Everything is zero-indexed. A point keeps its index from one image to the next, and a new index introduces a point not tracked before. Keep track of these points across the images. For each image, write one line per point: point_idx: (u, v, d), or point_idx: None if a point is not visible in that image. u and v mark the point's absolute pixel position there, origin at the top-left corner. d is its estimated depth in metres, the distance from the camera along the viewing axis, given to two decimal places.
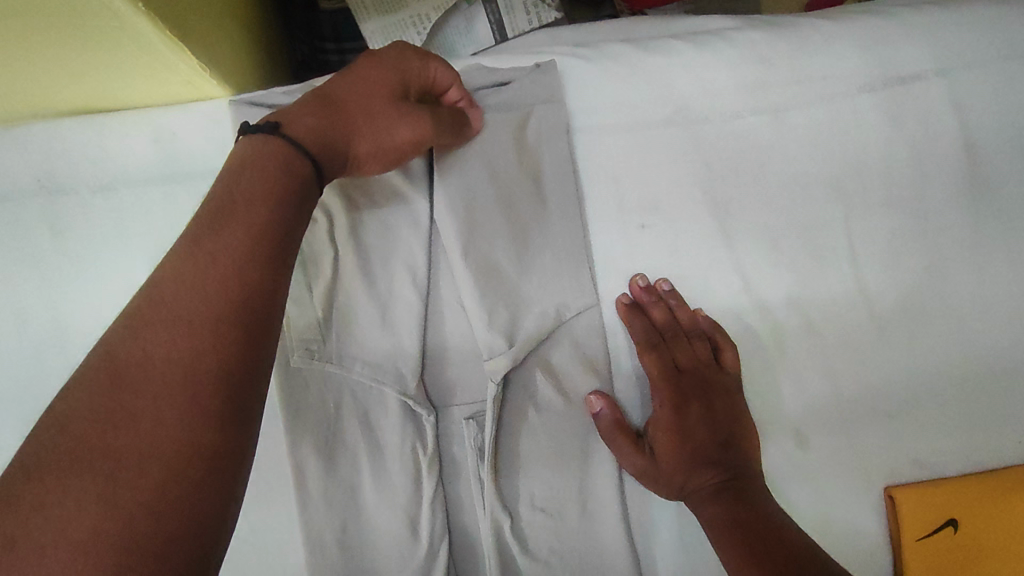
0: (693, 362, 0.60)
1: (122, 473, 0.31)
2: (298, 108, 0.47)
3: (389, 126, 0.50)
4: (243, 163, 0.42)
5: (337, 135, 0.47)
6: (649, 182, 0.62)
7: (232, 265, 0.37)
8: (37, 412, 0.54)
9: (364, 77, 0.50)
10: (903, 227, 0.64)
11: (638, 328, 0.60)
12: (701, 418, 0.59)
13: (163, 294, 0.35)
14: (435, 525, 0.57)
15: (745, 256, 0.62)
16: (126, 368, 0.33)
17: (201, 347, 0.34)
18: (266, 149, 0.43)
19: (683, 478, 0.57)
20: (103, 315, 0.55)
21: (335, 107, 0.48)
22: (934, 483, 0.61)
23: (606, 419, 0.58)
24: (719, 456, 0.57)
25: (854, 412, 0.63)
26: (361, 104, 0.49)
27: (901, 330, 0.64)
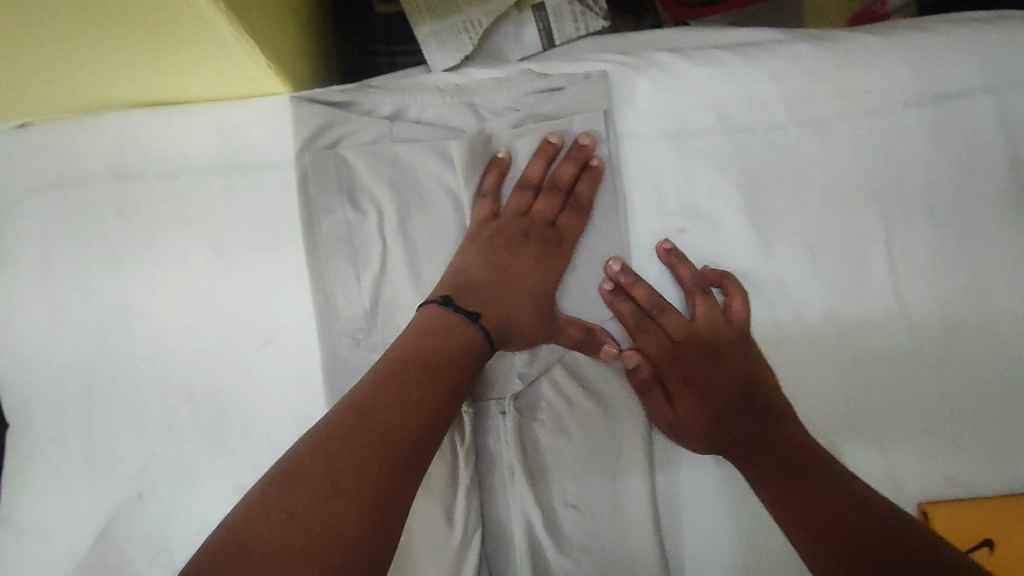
0: (692, 329, 0.61)
1: (315, 469, 0.42)
2: (476, 282, 0.57)
3: (536, 293, 0.59)
4: (444, 316, 0.54)
5: (499, 315, 0.57)
6: (690, 190, 0.63)
7: (453, 343, 0.53)
8: (100, 386, 0.57)
9: (521, 268, 0.59)
10: (945, 243, 0.64)
11: (626, 312, 0.61)
12: (716, 382, 0.60)
13: (374, 408, 0.46)
14: (469, 515, 0.58)
15: (784, 265, 0.63)
16: (340, 458, 0.43)
17: (401, 407, 0.47)
18: (445, 317, 0.54)
19: (718, 435, 0.59)
20: (163, 296, 0.58)
21: (498, 301, 0.58)
22: (967, 501, 0.61)
23: (639, 374, 0.61)
24: (746, 418, 0.58)
25: (888, 427, 0.63)
26: (525, 271, 0.59)
27: (940, 348, 0.63)
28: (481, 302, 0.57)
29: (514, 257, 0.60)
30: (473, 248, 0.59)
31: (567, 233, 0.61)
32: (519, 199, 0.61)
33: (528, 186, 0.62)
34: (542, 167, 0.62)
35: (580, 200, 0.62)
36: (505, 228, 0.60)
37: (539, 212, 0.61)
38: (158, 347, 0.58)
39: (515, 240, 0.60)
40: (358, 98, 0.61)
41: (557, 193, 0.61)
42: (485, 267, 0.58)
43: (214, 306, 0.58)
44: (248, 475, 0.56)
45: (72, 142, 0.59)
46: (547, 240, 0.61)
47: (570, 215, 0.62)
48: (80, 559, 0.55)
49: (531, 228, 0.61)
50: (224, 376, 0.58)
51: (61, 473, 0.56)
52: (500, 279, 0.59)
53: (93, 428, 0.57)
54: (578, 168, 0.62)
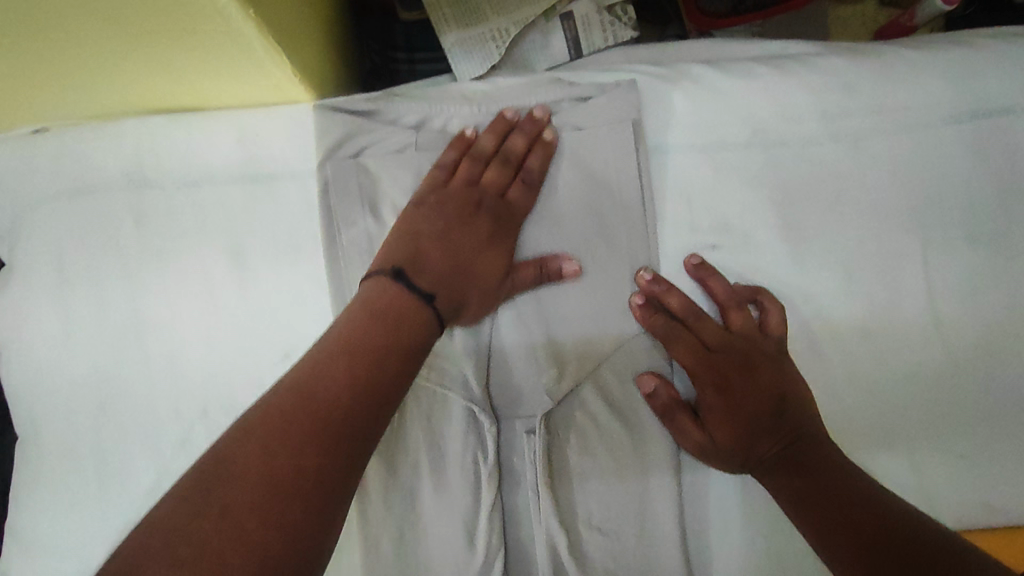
0: (726, 340, 0.58)
1: (254, 462, 0.39)
2: (420, 254, 0.54)
3: (492, 266, 0.56)
4: (383, 289, 0.50)
5: (456, 293, 0.53)
6: (722, 204, 0.61)
7: (415, 316, 0.50)
8: (113, 399, 0.56)
9: (472, 238, 0.56)
10: (984, 263, 0.62)
11: (658, 322, 0.58)
12: (749, 395, 0.56)
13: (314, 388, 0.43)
14: (493, 538, 0.56)
15: (818, 283, 0.61)
16: (277, 447, 0.40)
17: (347, 385, 0.44)
18: (395, 290, 0.50)
19: (749, 450, 0.55)
20: (179, 306, 0.57)
21: (454, 278, 0.54)
22: (1008, 531, 0.58)
23: (662, 398, 0.57)
24: (777, 426, 0.55)
25: (924, 452, 0.61)
26: (477, 245, 0.56)
27: (979, 370, 0.61)
28: (431, 272, 0.53)
29: (462, 228, 0.56)
30: (422, 217, 0.56)
31: (517, 208, 0.59)
32: (469, 169, 0.58)
33: (480, 157, 0.59)
34: (494, 141, 0.60)
35: (532, 175, 0.59)
36: (456, 199, 0.57)
37: (488, 182, 0.58)
38: (173, 360, 0.56)
39: (465, 212, 0.57)
40: (383, 106, 0.59)
41: (508, 164, 0.59)
42: (429, 240, 0.55)
43: (230, 317, 0.57)
44: None
45: (90, 148, 0.57)
46: (499, 213, 0.58)
47: (521, 189, 0.59)
48: None
49: (483, 200, 0.58)
50: (240, 390, 0.56)
51: (71, 488, 0.55)
52: (452, 252, 0.55)
53: (105, 443, 0.55)
54: (529, 142, 0.60)
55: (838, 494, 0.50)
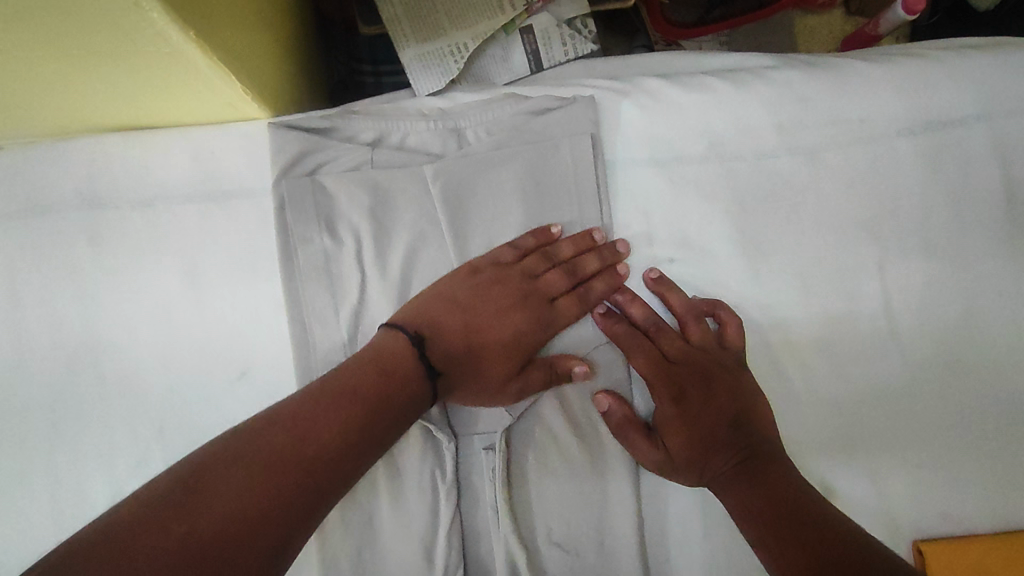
0: (685, 351, 0.59)
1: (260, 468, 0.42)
2: (444, 318, 0.56)
3: (512, 352, 0.57)
4: (394, 356, 0.52)
5: (462, 366, 0.56)
6: (680, 217, 0.61)
7: (406, 366, 0.51)
8: (67, 421, 0.55)
9: (505, 317, 0.58)
10: (939, 273, 0.63)
11: (619, 334, 0.59)
12: (705, 410, 0.57)
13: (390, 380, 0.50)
14: (451, 554, 0.56)
15: (776, 296, 0.62)
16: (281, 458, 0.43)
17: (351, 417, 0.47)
18: (408, 353, 0.52)
19: (704, 465, 0.55)
20: (135, 326, 0.56)
21: (474, 345, 0.57)
22: (964, 540, 0.59)
23: (617, 416, 0.57)
24: (732, 438, 0.55)
25: (882, 461, 0.61)
26: (503, 348, 0.57)
27: (936, 381, 0.62)
28: (444, 347, 0.55)
29: (502, 311, 0.58)
30: (464, 285, 0.57)
31: (562, 321, 0.59)
32: (524, 238, 0.60)
33: (551, 257, 0.60)
34: (573, 250, 0.60)
35: (590, 296, 0.60)
36: (506, 287, 0.58)
37: (536, 279, 0.59)
38: (128, 381, 0.56)
39: (507, 302, 0.58)
40: (339, 123, 0.60)
41: (570, 275, 0.59)
42: (465, 305, 0.57)
43: (185, 336, 0.56)
44: None
45: (42, 169, 0.57)
46: (541, 307, 0.59)
47: (570, 302, 0.59)
48: None
49: (524, 295, 0.58)
50: (194, 411, 0.55)
51: (21, 513, 0.54)
52: (472, 322, 0.57)
53: (59, 466, 0.55)
54: (601, 266, 0.60)
55: (796, 509, 0.50)
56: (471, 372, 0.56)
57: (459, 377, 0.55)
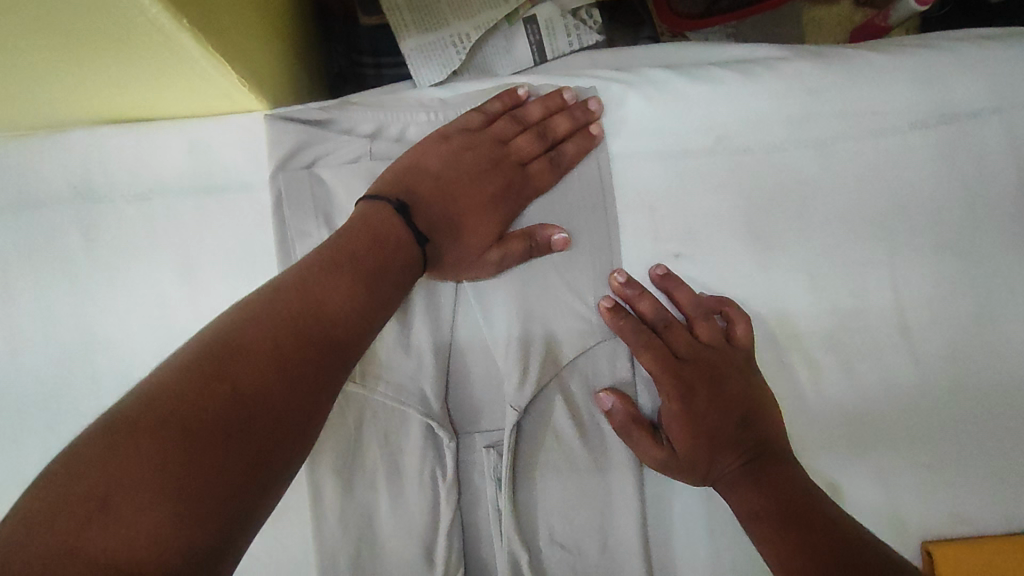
0: (694, 349, 0.57)
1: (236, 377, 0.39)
2: (423, 186, 0.56)
3: (489, 218, 0.57)
4: (378, 228, 0.51)
5: (444, 236, 0.56)
6: (686, 211, 0.60)
7: (395, 236, 0.51)
8: (61, 419, 0.54)
9: (481, 183, 0.58)
10: (951, 269, 0.61)
11: (625, 329, 0.56)
12: (715, 408, 0.55)
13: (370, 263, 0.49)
14: (452, 554, 0.55)
15: (784, 292, 0.60)
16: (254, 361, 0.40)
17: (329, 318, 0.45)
18: (392, 217, 0.52)
19: (710, 464, 0.54)
20: (130, 322, 0.55)
21: (452, 208, 0.57)
22: (974, 541, 0.58)
23: (620, 415, 0.56)
24: (739, 437, 0.54)
25: (892, 461, 0.60)
26: (482, 213, 0.57)
27: (946, 379, 0.61)
28: (425, 211, 0.55)
29: (479, 173, 0.58)
30: (440, 153, 0.57)
31: (537, 185, 0.59)
32: (503, 126, 0.60)
33: (522, 122, 0.60)
34: (541, 112, 0.61)
35: (561, 157, 0.60)
36: (478, 152, 0.58)
37: (508, 145, 0.60)
38: (123, 377, 0.55)
39: (482, 164, 0.58)
40: (337, 114, 0.58)
41: (540, 138, 0.60)
42: (443, 173, 0.57)
43: (181, 331, 0.55)
44: None
45: (34, 162, 0.56)
46: (515, 171, 0.59)
47: (543, 166, 0.60)
48: None
49: (498, 160, 0.59)
50: None
51: None
52: (453, 190, 0.57)
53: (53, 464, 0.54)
54: (574, 126, 0.60)
55: (804, 511, 0.49)
56: (453, 239, 0.56)
57: (442, 236, 0.56)
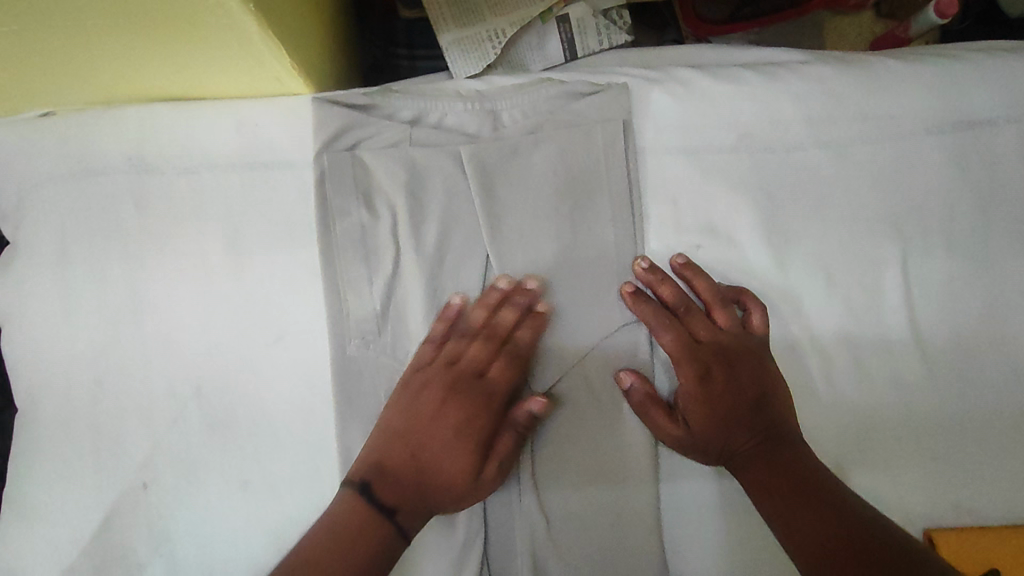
0: (712, 335, 0.59)
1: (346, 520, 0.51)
2: (382, 459, 0.54)
3: (466, 445, 0.54)
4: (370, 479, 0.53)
5: (416, 490, 0.53)
6: (707, 205, 0.63)
7: (400, 453, 0.54)
8: (110, 375, 0.58)
9: (447, 413, 0.55)
10: (961, 270, 0.64)
11: (648, 315, 0.59)
12: (732, 391, 0.57)
13: (373, 538, 0.51)
14: (474, 517, 0.58)
15: (800, 286, 0.63)
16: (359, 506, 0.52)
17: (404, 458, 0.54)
18: (361, 506, 0.52)
19: (723, 444, 0.56)
20: (176, 289, 0.59)
21: (427, 468, 0.54)
22: (974, 530, 0.61)
23: (638, 393, 0.58)
24: (752, 419, 0.56)
25: (897, 451, 0.63)
26: (453, 445, 0.54)
27: (952, 376, 0.63)
28: (393, 483, 0.53)
29: (439, 408, 0.55)
30: (397, 409, 0.56)
31: (497, 389, 0.57)
32: (452, 343, 0.58)
33: (468, 333, 0.58)
34: (484, 316, 0.59)
35: (521, 347, 0.58)
36: (428, 393, 0.56)
37: (462, 362, 0.57)
38: (169, 339, 0.58)
39: (438, 400, 0.56)
40: (380, 100, 0.61)
41: (492, 339, 0.58)
42: (404, 431, 0.55)
43: (225, 299, 0.59)
44: (254, 473, 0.58)
45: (93, 134, 0.60)
46: (478, 395, 0.56)
47: (502, 367, 0.57)
48: (90, 535, 0.57)
49: (455, 386, 0.56)
50: (234, 370, 0.59)
51: (70, 456, 0.58)
52: (419, 453, 0.54)
53: (103, 416, 0.58)
54: (520, 314, 0.59)
55: (816, 491, 0.52)
56: (430, 484, 0.54)
57: (428, 492, 0.54)
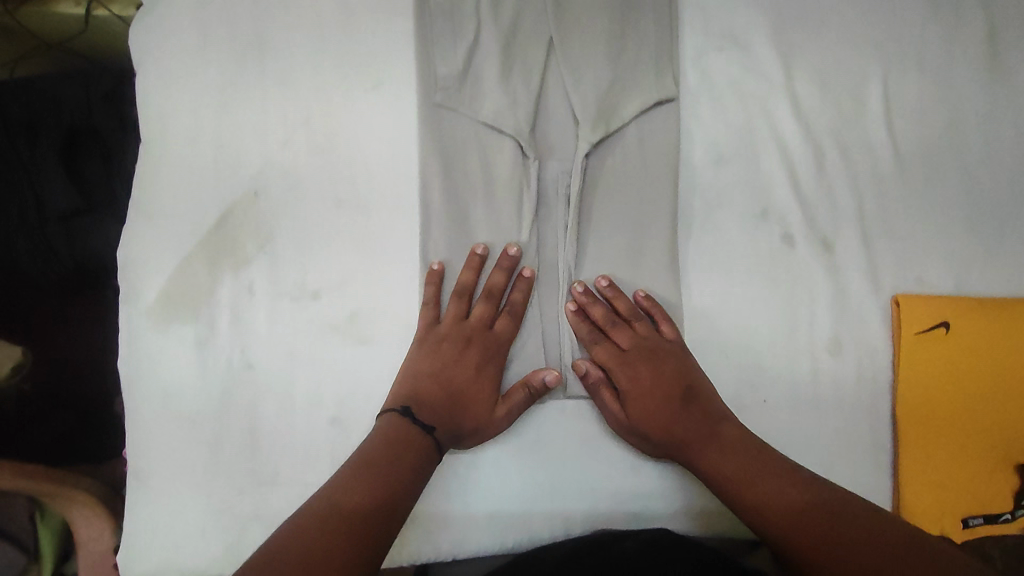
0: (639, 343, 0.70)
1: (351, 498, 0.55)
2: (424, 378, 0.66)
3: (485, 390, 0.67)
4: (404, 437, 0.61)
5: (448, 408, 0.65)
6: (728, 19, 0.77)
7: (435, 390, 0.66)
8: (234, 100, 0.70)
9: (473, 379, 0.67)
10: (931, 90, 0.78)
11: (579, 326, 0.71)
12: (659, 382, 0.68)
13: (415, 440, 0.61)
14: (528, 244, 0.71)
15: (801, 90, 0.77)
16: (355, 493, 0.56)
17: (410, 435, 0.62)
18: (408, 426, 0.62)
19: (660, 403, 0.67)
20: (294, 36, 0.71)
21: (450, 403, 0.66)
22: (933, 296, 0.75)
23: (578, 327, 0.71)
24: (688, 411, 0.66)
25: (872, 232, 0.77)
26: (479, 392, 0.67)
27: (920, 174, 0.77)
28: (431, 409, 0.64)
29: (459, 360, 0.67)
30: (427, 355, 0.67)
31: (502, 338, 0.69)
32: (482, 309, 0.69)
33: (490, 296, 0.69)
34: (472, 276, 0.69)
35: (515, 305, 0.70)
36: (445, 350, 0.67)
37: (469, 347, 0.68)
38: (285, 76, 0.71)
39: (457, 349, 0.67)
40: None
41: (491, 299, 0.69)
42: (434, 371, 0.66)
43: (333, 50, 0.71)
44: (346, 194, 0.70)
45: None
46: (495, 342, 0.69)
47: (505, 321, 0.69)
48: (209, 228, 0.70)
49: (472, 335, 0.68)
50: (336, 108, 0.71)
51: (195, 164, 0.70)
52: (444, 377, 0.66)
53: (225, 132, 0.70)
54: (508, 275, 0.70)
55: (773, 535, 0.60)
56: (438, 406, 0.65)
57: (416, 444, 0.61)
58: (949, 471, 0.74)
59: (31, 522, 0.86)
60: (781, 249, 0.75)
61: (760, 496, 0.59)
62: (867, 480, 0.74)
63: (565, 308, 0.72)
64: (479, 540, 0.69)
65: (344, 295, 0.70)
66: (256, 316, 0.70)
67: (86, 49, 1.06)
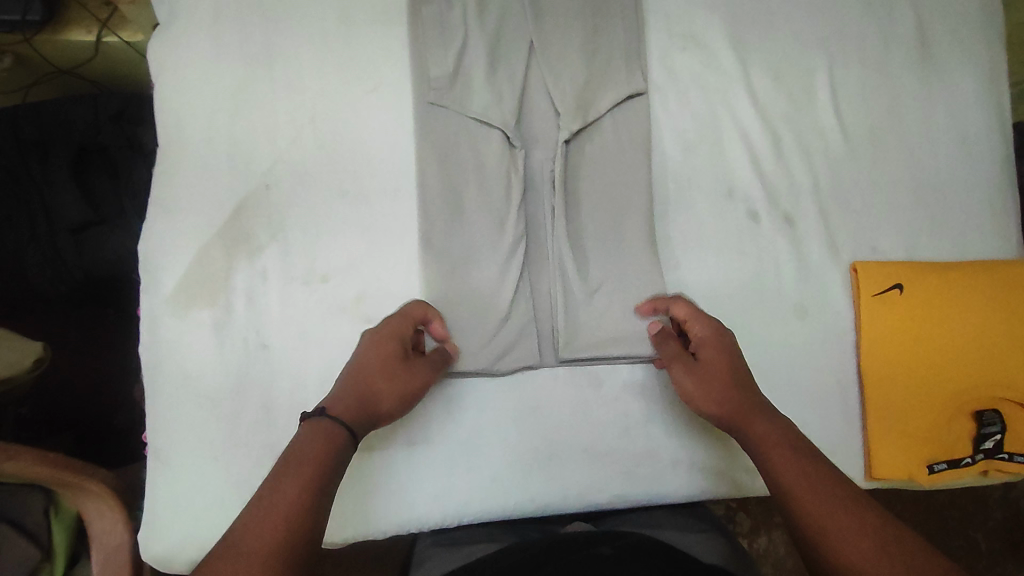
0: (718, 336, 0.69)
1: (262, 520, 0.49)
2: (340, 383, 0.63)
3: (399, 378, 0.65)
4: (313, 440, 0.56)
5: (362, 401, 0.62)
6: (689, 22, 0.86)
7: (347, 389, 0.62)
8: (246, 104, 0.77)
9: (387, 367, 0.65)
10: (872, 79, 0.87)
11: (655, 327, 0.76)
12: (721, 365, 0.67)
13: (332, 435, 0.57)
14: (517, 223, 0.78)
15: (757, 83, 0.86)
16: (263, 515, 0.49)
17: (312, 450, 0.55)
18: (324, 422, 0.58)
19: (732, 388, 0.65)
20: (300, 45, 0.79)
21: (361, 397, 0.62)
22: (887, 262, 0.83)
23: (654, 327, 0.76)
24: (749, 397, 0.65)
25: (828, 206, 0.85)
26: (392, 381, 0.65)
27: (867, 154, 0.86)
28: (343, 404, 0.61)
29: (375, 358, 0.65)
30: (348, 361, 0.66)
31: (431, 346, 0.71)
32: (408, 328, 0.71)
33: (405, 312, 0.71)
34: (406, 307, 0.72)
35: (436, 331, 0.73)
36: (365, 354, 0.66)
37: (386, 343, 0.67)
38: (293, 81, 0.78)
39: (374, 347, 0.66)
40: None
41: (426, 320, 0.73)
42: (353, 372, 0.64)
43: (335, 56, 0.79)
44: (351, 185, 0.77)
45: None
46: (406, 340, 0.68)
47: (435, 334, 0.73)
48: (225, 219, 0.76)
49: (390, 337, 0.67)
50: (339, 108, 0.78)
51: (211, 161, 0.76)
52: (358, 376, 0.64)
53: (239, 133, 0.77)
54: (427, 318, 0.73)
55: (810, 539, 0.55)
56: (355, 401, 0.62)
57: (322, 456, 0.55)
58: (915, 420, 0.80)
59: (46, 517, 0.83)
60: (748, 223, 0.83)
61: (794, 482, 0.56)
62: (837, 430, 0.80)
63: (555, 281, 0.79)
64: (485, 500, 0.74)
65: (351, 277, 0.76)
66: (269, 298, 0.75)
67: (94, 72, 1.13)
